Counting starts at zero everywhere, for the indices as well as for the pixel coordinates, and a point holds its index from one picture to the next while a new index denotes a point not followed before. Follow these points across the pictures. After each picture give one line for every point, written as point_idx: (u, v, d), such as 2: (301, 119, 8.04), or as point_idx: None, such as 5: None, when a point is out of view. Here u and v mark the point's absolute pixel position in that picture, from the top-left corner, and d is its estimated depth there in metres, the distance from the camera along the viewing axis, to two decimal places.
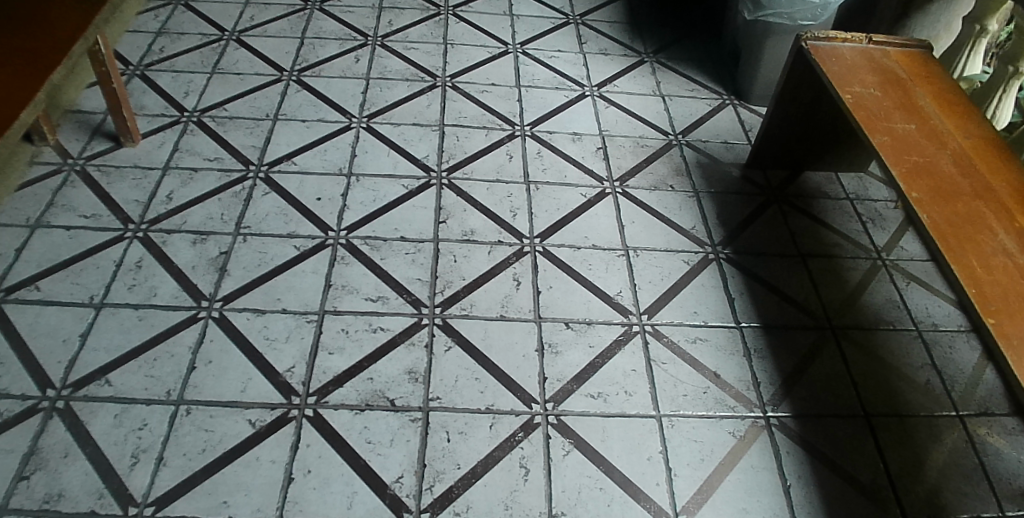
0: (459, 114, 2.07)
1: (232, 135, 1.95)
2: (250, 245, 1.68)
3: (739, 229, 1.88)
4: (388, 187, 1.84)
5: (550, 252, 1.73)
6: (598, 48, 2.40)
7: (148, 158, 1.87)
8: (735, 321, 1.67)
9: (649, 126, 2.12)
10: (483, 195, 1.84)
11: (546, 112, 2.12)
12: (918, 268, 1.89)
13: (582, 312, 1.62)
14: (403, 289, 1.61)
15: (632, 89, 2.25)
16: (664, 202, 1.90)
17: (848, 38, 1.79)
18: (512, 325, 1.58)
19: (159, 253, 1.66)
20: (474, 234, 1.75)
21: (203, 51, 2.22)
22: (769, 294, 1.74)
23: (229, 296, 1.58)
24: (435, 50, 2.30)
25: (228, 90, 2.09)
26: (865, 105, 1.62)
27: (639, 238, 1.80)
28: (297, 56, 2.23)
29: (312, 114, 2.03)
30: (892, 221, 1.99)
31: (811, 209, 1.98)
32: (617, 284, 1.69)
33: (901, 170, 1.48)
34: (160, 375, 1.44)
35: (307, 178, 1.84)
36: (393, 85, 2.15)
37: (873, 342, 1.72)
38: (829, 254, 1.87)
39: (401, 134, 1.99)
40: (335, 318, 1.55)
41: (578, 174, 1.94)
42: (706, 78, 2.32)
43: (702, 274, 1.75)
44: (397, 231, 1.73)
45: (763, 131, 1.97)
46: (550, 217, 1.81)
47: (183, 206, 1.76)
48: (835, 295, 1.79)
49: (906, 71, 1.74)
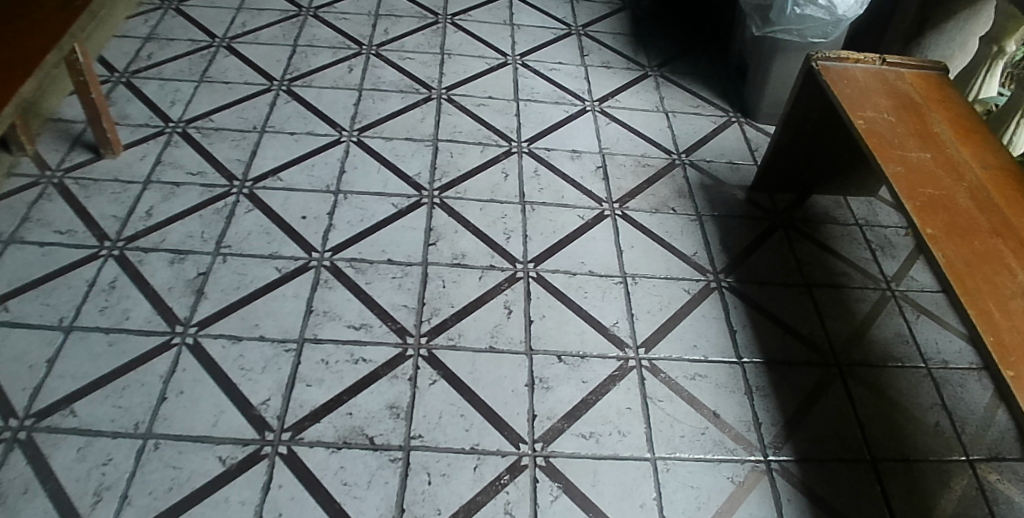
0: (454, 129, 1.99)
1: (217, 147, 1.88)
2: (230, 266, 1.61)
3: (743, 256, 1.79)
4: (377, 206, 1.76)
5: (544, 278, 1.65)
6: (601, 60, 2.32)
7: (129, 171, 1.80)
8: (736, 356, 1.59)
9: (651, 144, 2.04)
10: (477, 216, 1.76)
11: (544, 127, 2.04)
12: (929, 300, 1.81)
13: (576, 344, 1.54)
14: (387, 316, 1.54)
15: (635, 104, 2.17)
16: (665, 226, 1.82)
17: (860, 59, 1.71)
18: (501, 357, 1.50)
19: (134, 273, 1.58)
20: (464, 257, 1.67)
21: (191, 58, 2.15)
22: (773, 327, 1.66)
23: (204, 322, 1.50)
24: (432, 60, 2.22)
25: (216, 100, 2.02)
26: (878, 132, 1.53)
27: (638, 264, 1.72)
28: (288, 64, 2.16)
29: (301, 127, 1.95)
30: (902, 249, 1.90)
31: (818, 235, 1.89)
32: (613, 313, 1.61)
33: (916, 203, 1.39)
34: (128, 406, 1.37)
35: (292, 195, 1.77)
36: (387, 97, 2.07)
37: (881, 379, 1.64)
38: (836, 284, 1.79)
39: (392, 150, 1.91)
40: (315, 347, 1.47)
41: (577, 195, 1.86)
42: (711, 93, 2.24)
43: (703, 304, 1.66)
44: (384, 253, 1.65)
45: (770, 153, 1.88)
46: (545, 241, 1.74)
47: (162, 223, 1.69)
48: (842, 328, 1.70)
49: (921, 95, 1.66)
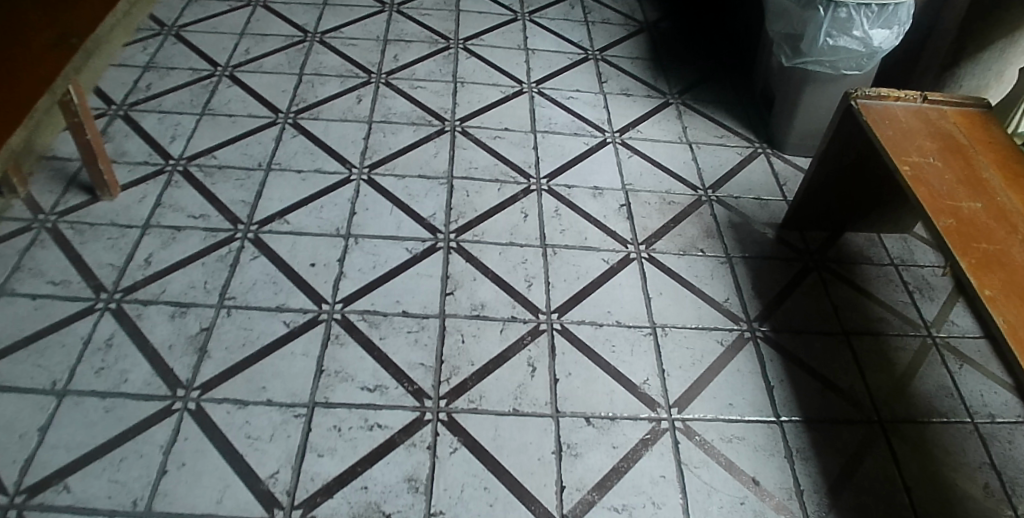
0: (470, 164, 1.90)
1: (220, 187, 1.78)
2: (235, 321, 1.51)
3: (776, 301, 1.68)
4: (390, 251, 1.66)
5: (568, 330, 1.56)
6: (620, 87, 2.22)
7: (127, 214, 1.70)
8: (774, 415, 1.48)
9: (676, 179, 1.95)
10: (496, 261, 1.67)
11: (564, 162, 1.95)
12: (971, 347, 1.68)
13: (605, 405, 1.44)
14: (403, 376, 1.44)
15: (657, 135, 2.08)
16: (694, 270, 1.72)
17: (901, 97, 1.63)
18: (526, 421, 1.40)
19: (133, 329, 1.49)
20: (484, 308, 1.57)
21: (192, 88, 2.06)
22: (810, 381, 1.55)
23: (208, 384, 1.41)
24: (444, 89, 2.13)
25: (218, 135, 1.92)
26: (924, 179, 1.45)
27: (667, 313, 1.62)
28: (294, 95, 2.06)
29: (308, 164, 1.85)
30: (941, 290, 1.78)
31: (853, 276, 1.78)
32: (643, 370, 1.51)
33: (971, 259, 1.30)
34: (126, 480, 1.27)
35: (300, 240, 1.67)
36: (398, 130, 1.98)
37: (925, 437, 1.51)
38: (874, 331, 1.67)
39: (405, 188, 1.81)
40: (326, 412, 1.38)
41: (600, 236, 1.77)
42: (736, 122, 2.15)
43: (737, 357, 1.56)
44: (398, 304, 1.56)
45: (803, 189, 1.78)
46: (569, 288, 1.64)
47: (162, 272, 1.59)
48: (882, 380, 1.58)
49: (966, 136, 1.57)
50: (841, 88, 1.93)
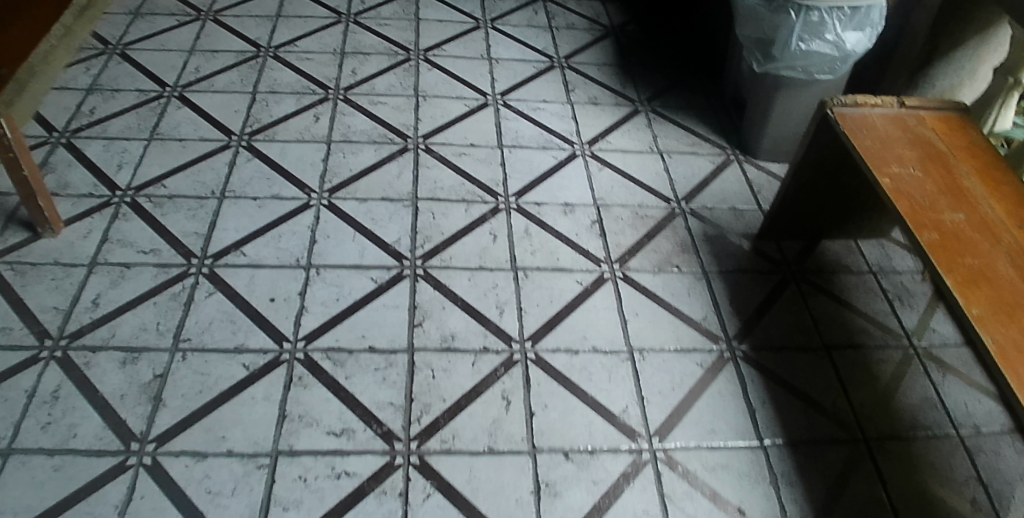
0: (435, 184, 1.83)
1: (171, 218, 1.69)
2: (191, 365, 1.43)
3: (755, 318, 1.63)
4: (354, 281, 1.59)
5: (543, 359, 1.50)
6: (587, 96, 2.17)
7: (72, 252, 1.60)
8: (759, 439, 1.42)
9: (648, 191, 1.89)
10: (465, 287, 1.61)
11: (532, 177, 1.89)
12: (953, 355, 1.63)
13: (584, 438, 1.39)
14: (372, 418, 1.37)
15: (627, 145, 2.02)
16: (671, 287, 1.67)
17: (877, 104, 1.59)
18: (502, 460, 1.34)
19: (81, 379, 1.40)
20: (454, 339, 1.51)
21: (140, 111, 1.95)
22: (793, 401, 1.49)
23: (163, 436, 1.33)
24: (406, 104, 2.06)
25: (169, 161, 1.82)
26: (905, 191, 1.41)
27: (644, 335, 1.57)
28: (249, 115, 1.97)
29: (265, 190, 1.77)
30: (920, 297, 1.72)
31: (832, 286, 1.72)
32: (622, 398, 1.45)
33: (957, 277, 1.26)
34: None
35: (258, 273, 1.59)
36: (359, 149, 1.90)
37: (911, 453, 1.45)
38: (855, 344, 1.61)
39: (367, 212, 1.74)
40: (290, 461, 1.30)
41: (572, 256, 1.71)
42: (707, 128, 2.10)
43: (718, 380, 1.50)
44: (364, 339, 1.49)
45: (779, 199, 1.72)
46: (542, 313, 1.58)
47: (111, 314, 1.50)
48: (866, 395, 1.53)
49: (944, 141, 1.53)
50: (812, 93, 1.89)
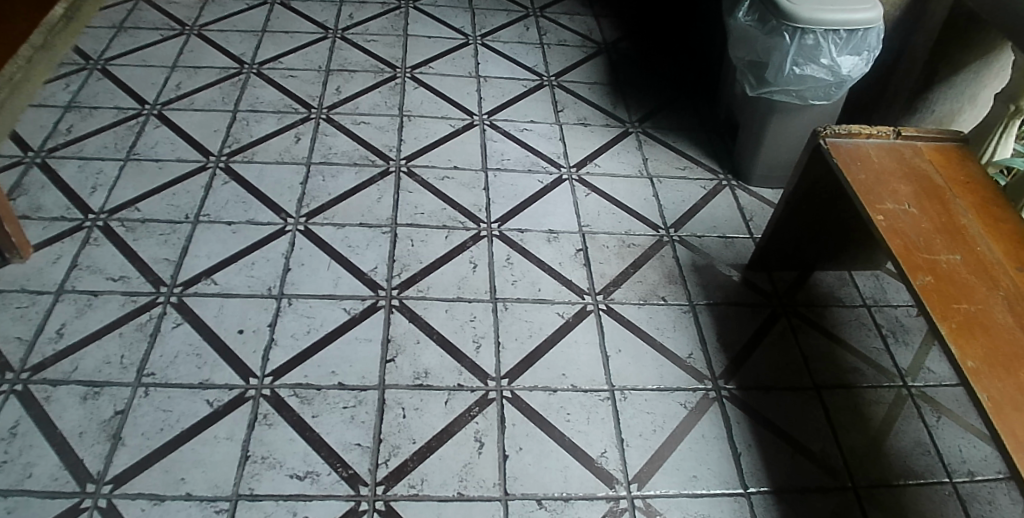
0: (415, 210, 1.78)
1: (142, 244, 1.64)
2: (153, 401, 1.37)
3: (742, 356, 1.57)
4: (326, 312, 1.54)
5: (519, 398, 1.44)
6: (577, 116, 2.11)
7: (39, 279, 1.55)
8: (742, 486, 1.36)
9: (636, 218, 1.84)
10: (441, 320, 1.56)
11: (516, 203, 1.83)
12: (948, 395, 1.55)
13: (559, 484, 1.33)
14: (338, 460, 1.32)
15: (616, 169, 1.97)
16: (656, 321, 1.61)
17: (873, 134, 1.54)
18: (472, 507, 1.28)
19: (40, 414, 1.34)
20: (427, 376, 1.46)
21: (117, 130, 1.91)
22: (779, 446, 1.43)
23: (121, 477, 1.27)
24: (390, 124, 2.01)
25: (144, 183, 1.78)
26: (899, 229, 1.35)
27: (626, 372, 1.51)
28: (228, 135, 1.93)
29: (240, 214, 1.72)
30: (915, 333, 1.65)
31: (824, 321, 1.66)
32: (600, 440, 1.40)
33: (951, 324, 1.20)
34: None
35: (228, 303, 1.54)
36: (339, 172, 1.85)
37: (901, 502, 1.37)
38: (846, 383, 1.54)
39: (344, 239, 1.69)
40: (251, 506, 1.25)
41: (554, 286, 1.65)
42: (699, 152, 2.05)
43: (701, 422, 1.45)
44: (334, 375, 1.44)
45: (770, 230, 1.66)
46: (521, 348, 1.52)
47: (75, 345, 1.44)
48: (855, 439, 1.45)
49: (941, 175, 1.48)
50: (807, 118, 1.83)
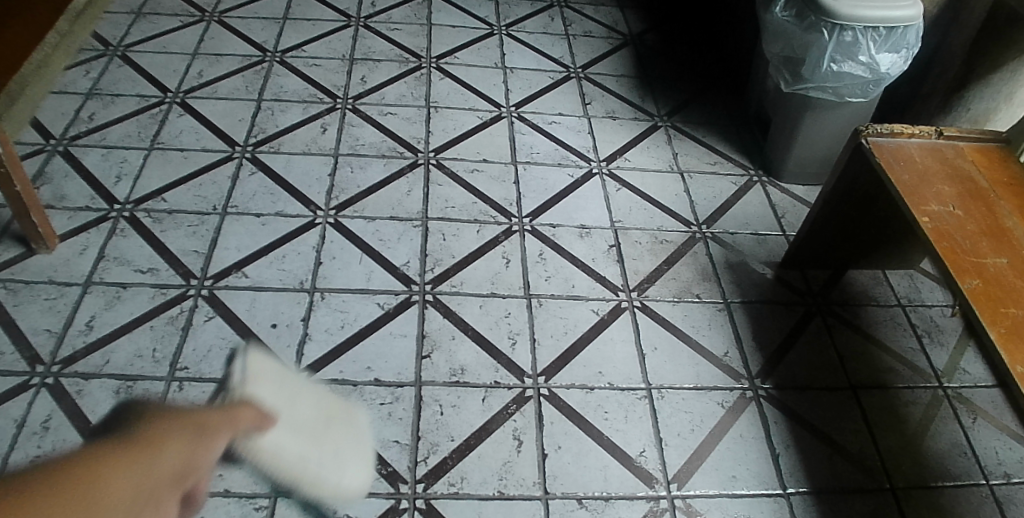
0: (445, 203, 1.76)
1: (170, 235, 1.62)
2: (188, 396, 1.35)
3: (778, 355, 1.55)
4: (360, 307, 1.52)
5: (557, 396, 1.43)
6: (605, 109, 2.09)
7: (67, 269, 1.52)
8: (781, 487, 1.35)
9: (667, 214, 1.82)
10: (475, 316, 1.54)
11: (547, 197, 1.82)
12: (985, 397, 1.53)
13: (599, 484, 1.32)
14: (376, 457, 1.31)
15: (646, 164, 1.95)
16: (691, 319, 1.60)
17: (914, 133, 1.52)
18: (513, 506, 1.27)
19: (73, 408, 1.32)
20: (464, 372, 1.44)
21: (140, 118, 1.88)
22: (817, 446, 1.42)
23: None
24: (417, 115, 1.99)
25: (169, 173, 1.75)
26: (945, 231, 1.34)
27: (663, 371, 1.50)
28: (253, 125, 1.90)
29: (268, 206, 1.70)
30: (950, 333, 1.63)
31: (859, 320, 1.64)
32: (639, 439, 1.39)
33: (1001, 328, 1.19)
34: None
35: (260, 296, 1.52)
36: (367, 163, 1.83)
37: (939, 504, 1.36)
38: (882, 383, 1.53)
39: (375, 232, 1.67)
40: (290, 503, 1.24)
41: (588, 282, 1.64)
42: (729, 147, 2.03)
43: (739, 421, 1.43)
44: (370, 371, 1.42)
45: (805, 228, 1.64)
46: (556, 345, 1.51)
47: (106, 338, 1.42)
48: (893, 440, 1.44)
49: (985, 177, 1.46)
50: (841, 116, 1.81)
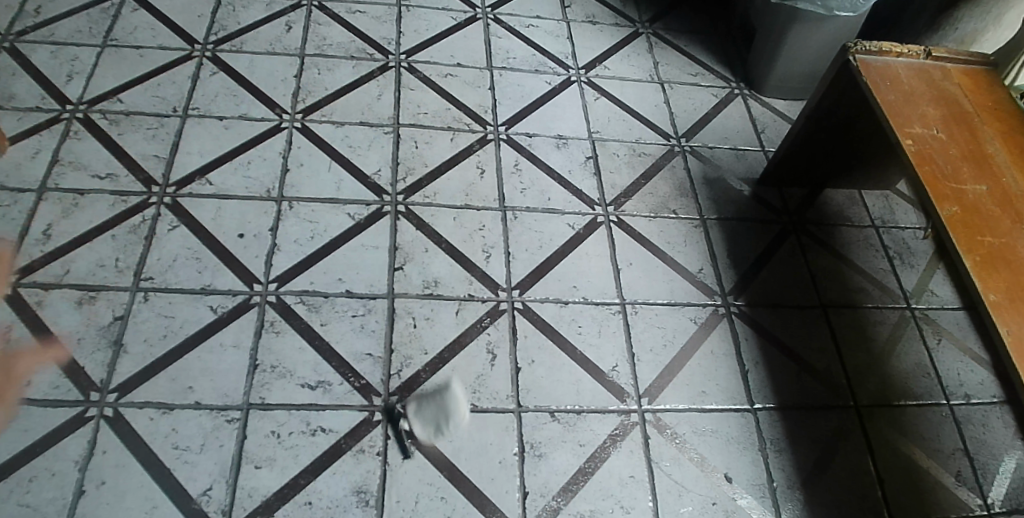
0: (418, 109, 1.69)
1: (128, 138, 1.53)
2: (154, 307, 1.32)
3: (752, 273, 1.56)
4: (330, 217, 1.48)
5: (531, 310, 1.42)
6: (585, 14, 2.01)
7: (20, 174, 1.44)
8: (749, 403, 1.38)
9: (646, 125, 1.78)
10: (449, 228, 1.51)
11: (523, 105, 1.76)
12: (950, 319, 1.57)
13: (571, 397, 1.33)
14: (349, 370, 1.30)
15: (626, 73, 1.89)
16: (667, 234, 1.58)
17: (903, 52, 1.48)
18: (486, 418, 1.28)
19: (35, 320, 1.28)
20: (437, 285, 1.42)
21: (90, 12, 1.74)
22: (786, 363, 1.44)
23: (126, 385, 1.23)
24: (387, 14, 1.88)
25: (124, 72, 1.64)
26: (928, 155, 1.33)
27: (637, 286, 1.49)
28: (213, 21, 1.78)
29: (231, 109, 1.61)
30: (921, 255, 1.65)
31: (833, 240, 1.65)
32: (612, 354, 1.40)
33: (976, 257, 1.20)
34: (38, 503, 1.12)
35: (225, 205, 1.46)
36: (335, 65, 1.74)
37: (899, 422, 1.41)
38: (852, 303, 1.55)
39: (345, 138, 1.61)
40: (263, 415, 1.24)
41: (564, 195, 1.61)
42: (712, 57, 1.97)
43: (711, 338, 1.45)
44: (341, 282, 1.40)
45: (786, 144, 1.62)
46: (531, 259, 1.49)
47: (65, 248, 1.36)
48: (859, 359, 1.48)
49: (969, 100, 1.44)
50: (828, 30, 1.76)
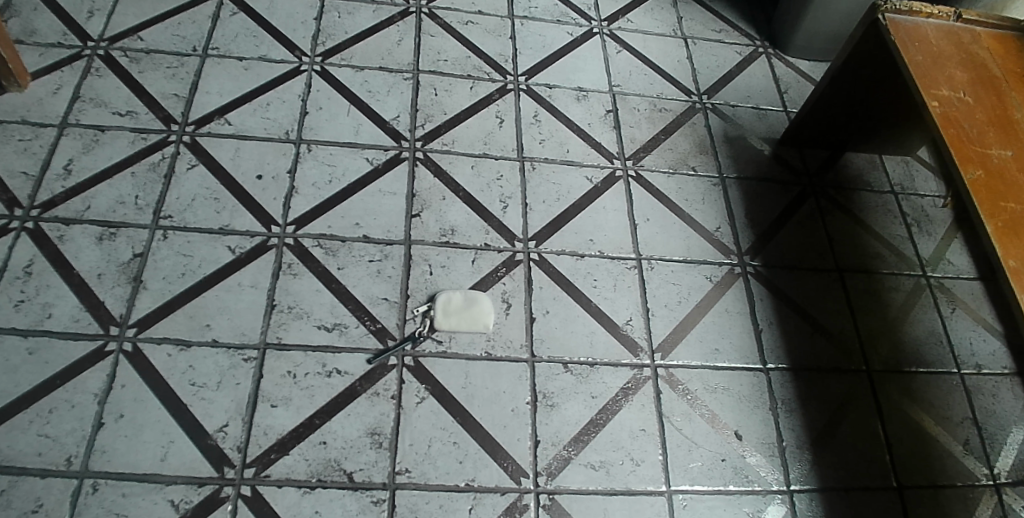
0: (438, 56, 1.67)
1: (148, 77, 1.51)
2: (173, 245, 1.32)
3: (769, 233, 1.55)
4: (348, 161, 1.47)
5: (546, 261, 1.42)
6: None
7: (41, 109, 1.43)
8: (761, 362, 1.39)
9: (668, 81, 1.75)
10: (468, 177, 1.50)
11: (544, 56, 1.73)
12: (964, 289, 1.57)
13: (584, 348, 1.34)
14: (365, 314, 1.31)
15: (650, 27, 1.85)
16: (685, 191, 1.57)
17: (933, 13, 1.45)
18: (499, 367, 1.29)
19: (56, 255, 1.28)
20: (454, 233, 1.42)
21: None
22: (800, 325, 1.44)
23: (145, 321, 1.24)
24: None
25: (145, 9, 1.61)
26: (954, 118, 1.30)
27: (654, 242, 1.49)
28: None
29: (250, 50, 1.59)
30: (940, 224, 1.64)
31: (852, 204, 1.63)
32: (626, 308, 1.40)
33: (998, 223, 1.18)
34: (58, 435, 1.14)
35: (244, 146, 1.46)
36: (355, 8, 1.71)
37: (910, 389, 1.42)
38: (868, 268, 1.55)
39: (364, 83, 1.59)
40: (279, 356, 1.25)
41: (583, 148, 1.59)
42: (737, 14, 1.93)
43: (725, 296, 1.45)
44: (359, 227, 1.39)
45: (809, 105, 1.59)
46: (548, 211, 1.49)
47: (86, 184, 1.36)
48: (872, 325, 1.48)
49: (998, 64, 1.41)
50: None
